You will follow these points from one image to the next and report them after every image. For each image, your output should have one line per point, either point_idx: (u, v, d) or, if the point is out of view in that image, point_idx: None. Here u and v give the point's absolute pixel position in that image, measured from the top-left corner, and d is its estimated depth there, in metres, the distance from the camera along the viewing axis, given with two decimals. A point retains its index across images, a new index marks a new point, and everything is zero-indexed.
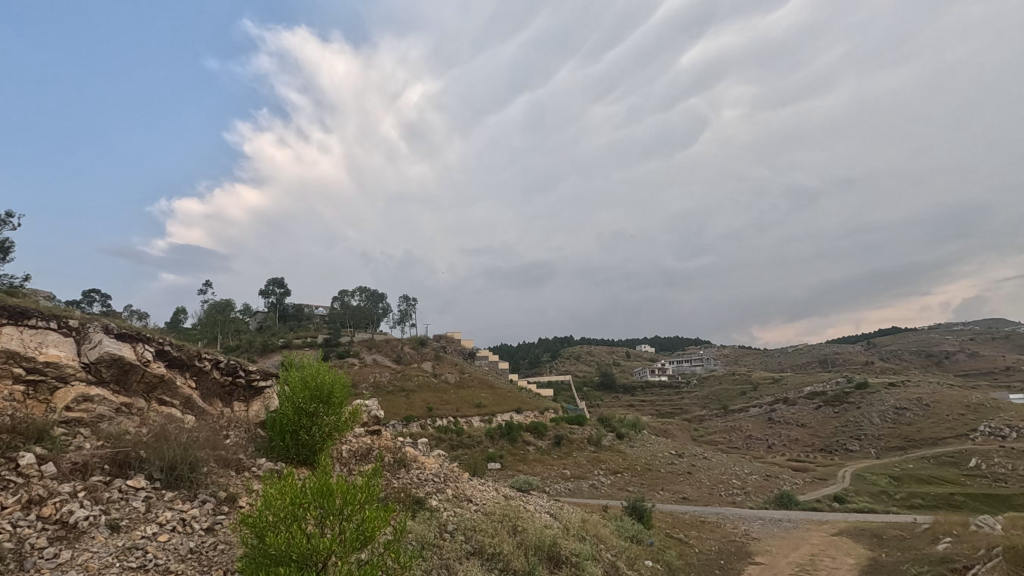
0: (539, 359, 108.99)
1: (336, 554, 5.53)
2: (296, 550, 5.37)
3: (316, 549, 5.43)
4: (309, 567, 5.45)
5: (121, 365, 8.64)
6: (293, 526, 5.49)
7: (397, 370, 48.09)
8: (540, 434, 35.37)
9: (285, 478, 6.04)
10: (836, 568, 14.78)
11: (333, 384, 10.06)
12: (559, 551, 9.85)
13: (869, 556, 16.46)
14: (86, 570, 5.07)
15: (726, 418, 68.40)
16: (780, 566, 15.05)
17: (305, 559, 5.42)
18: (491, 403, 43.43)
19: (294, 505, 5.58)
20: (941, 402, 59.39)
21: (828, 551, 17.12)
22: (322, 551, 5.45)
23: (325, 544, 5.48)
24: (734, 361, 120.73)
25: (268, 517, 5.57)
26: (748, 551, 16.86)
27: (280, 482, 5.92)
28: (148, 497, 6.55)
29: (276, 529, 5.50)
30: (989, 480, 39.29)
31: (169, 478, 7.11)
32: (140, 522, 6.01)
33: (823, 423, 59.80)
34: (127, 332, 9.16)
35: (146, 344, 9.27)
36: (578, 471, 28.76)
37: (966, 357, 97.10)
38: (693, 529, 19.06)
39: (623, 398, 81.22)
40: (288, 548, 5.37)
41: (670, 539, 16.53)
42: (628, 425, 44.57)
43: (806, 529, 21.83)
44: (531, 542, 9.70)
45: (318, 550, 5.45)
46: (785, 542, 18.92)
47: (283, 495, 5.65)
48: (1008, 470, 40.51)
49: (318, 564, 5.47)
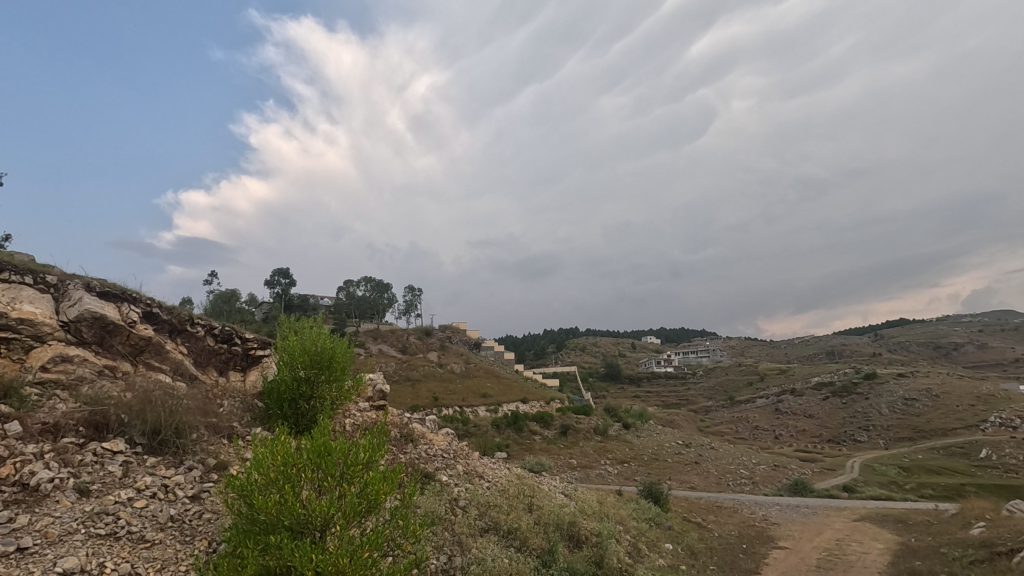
0: (543, 348, 107.98)
1: (338, 520, 4.79)
2: (290, 514, 4.67)
3: (315, 514, 4.70)
4: (305, 536, 4.72)
5: (104, 325, 7.92)
6: (285, 489, 4.76)
7: (403, 360, 47.49)
8: (546, 423, 34.67)
9: (277, 437, 5.32)
10: (865, 552, 13.99)
11: (334, 349, 9.34)
12: (578, 530, 9.18)
13: (897, 541, 15.65)
14: (45, 536, 4.37)
15: (733, 409, 67.57)
16: (805, 551, 14.29)
17: (300, 529, 4.70)
18: (497, 392, 42.83)
19: (287, 465, 4.87)
20: (951, 393, 58.24)
21: (853, 536, 16.39)
22: (319, 517, 4.70)
23: (322, 507, 4.71)
24: (739, 353, 119.32)
25: (257, 478, 4.88)
26: (770, 536, 16.12)
27: (272, 441, 5.23)
28: (127, 462, 5.85)
29: (267, 492, 4.81)
30: (1001, 471, 38.45)
31: (152, 443, 6.44)
32: (115, 487, 5.32)
33: (831, 414, 58.88)
34: (111, 291, 8.49)
35: (132, 304, 8.61)
36: (584, 461, 28.06)
37: (975, 348, 95.13)
38: (710, 514, 18.37)
39: (629, 389, 80.58)
40: (278, 515, 4.67)
41: (687, 523, 15.87)
42: (634, 416, 43.79)
43: (825, 515, 21.08)
44: (548, 519, 9.01)
45: (315, 516, 4.71)
46: (806, 528, 18.14)
47: (273, 454, 4.94)
48: (1020, 461, 39.66)
49: (315, 533, 4.73)
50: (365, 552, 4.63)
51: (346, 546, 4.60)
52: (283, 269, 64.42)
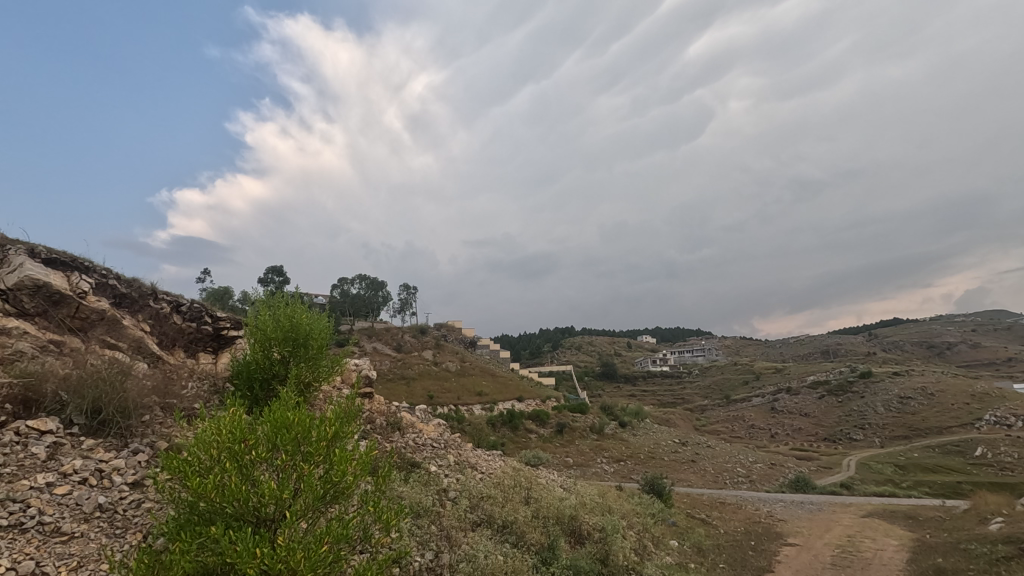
0: (539, 347, 107.24)
1: (294, 508, 3.93)
2: (235, 501, 3.80)
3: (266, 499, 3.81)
4: (254, 526, 3.86)
5: (48, 295, 7.05)
6: (230, 470, 3.91)
7: (397, 359, 46.60)
8: (542, 421, 33.85)
9: (224, 413, 4.50)
10: (880, 549, 13.24)
11: (311, 326, 8.56)
12: (580, 525, 8.38)
13: (911, 537, 14.94)
14: None
15: (729, 407, 66.92)
16: (817, 548, 13.54)
17: (247, 517, 3.85)
18: (493, 391, 41.97)
19: (234, 442, 4.04)
20: (946, 391, 57.79)
21: (865, 533, 15.64)
22: (271, 502, 3.86)
23: (274, 491, 3.85)
24: (735, 352, 118.69)
25: (198, 458, 4.03)
26: (778, 533, 15.35)
27: (218, 416, 4.39)
28: (57, 443, 5.01)
29: (208, 472, 3.97)
30: (996, 469, 37.86)
31: (92, 424, 5.61)
32: (34, 472, 4.50)
33: (827, 411, 58.36)
34: (60, 259, 7.68)
35: (83, 274, 7.78)
36: (581, 459, 27.27)
37: (968, 348, 94.81)
38: (713, 510, 17.59)
39: (625, 388, 79.80)
40: (220, 501, 3.82)
41: (692, 519, 15.11)
42: (630, 414, 43.09)
43: (831, 511, 20.40)
44: (547, 511, 8.22)
45: (265, 502, 3.86)
46: (814, 524, 17.40)
47: (219, 429, 4.12)
48: (1016, 459, 39.07)
49: (267, 523, 3.89)
50: (326, 543, 3.77)
51: (300, 537, 3.74)
52: (277, 269, 63.49)
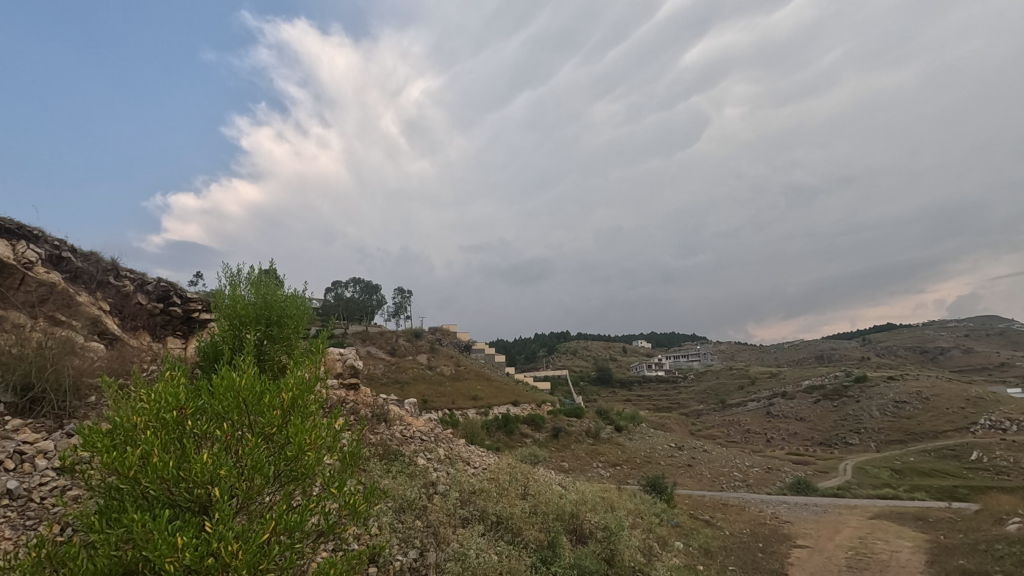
0: (534, 353, 106.34)
1: (234, 488, 3.10)
2: (159, 481, 2.99)
3: (199, 479, 2.98)
4: (180, 512, 3.04)
5: None
6: (149, 442, 3.10)
7: (391, 362, 45.85)
8: (537, 425, 33.00)
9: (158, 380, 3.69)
10: (895, 551, 12.54)
11: (285, 304, 7.85)
12: (581, 523, 7.70)
13: (925, 539, 14.28)
14: None
15: (725, 412, 66.25)
16: (829, 550, 12.83)
17: (169, 500, 3.02)
18: (487, 394, 41.20)
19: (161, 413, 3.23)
20: (941, 395, 57.33)
21: (876, 535, 14.95)
22: (201, 479, 3.01)
23: (209, 466, 3.02)
24: (730, 356, 118.10)
25: (116, 432, 3.22)
26: (786, 535, 14.65)
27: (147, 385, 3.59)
28: None
29: (126, 446, 3.15)
30: (992, 473, 37.30)
31: (21, 403, 4.88)
32: None
33: (823, 415, 57.79)
34: (5, 226, 6.96)
35: (31, 244, 7.07)
36: (576, 464, 26.44)
37: (960, 352, 94.71)
38: (717, 511, 16.83)
39: (621, 392, 79.01)
40: (138, 481, 3.00)
41: (695, 520, 14.36)
42: (626, 418, 42.37)
43: (836, 512, 19.74)
44: (547, 507, 7.50)
45: (193, 480, 3.02)
46: (821, 526, 16.70)
47: (144, 400, 3.31)
48: (1011, 463, 38.57)
49: (194, 507, 3.04)
50: (270, 530, 2.95)
51: (237, 524, 2.91)
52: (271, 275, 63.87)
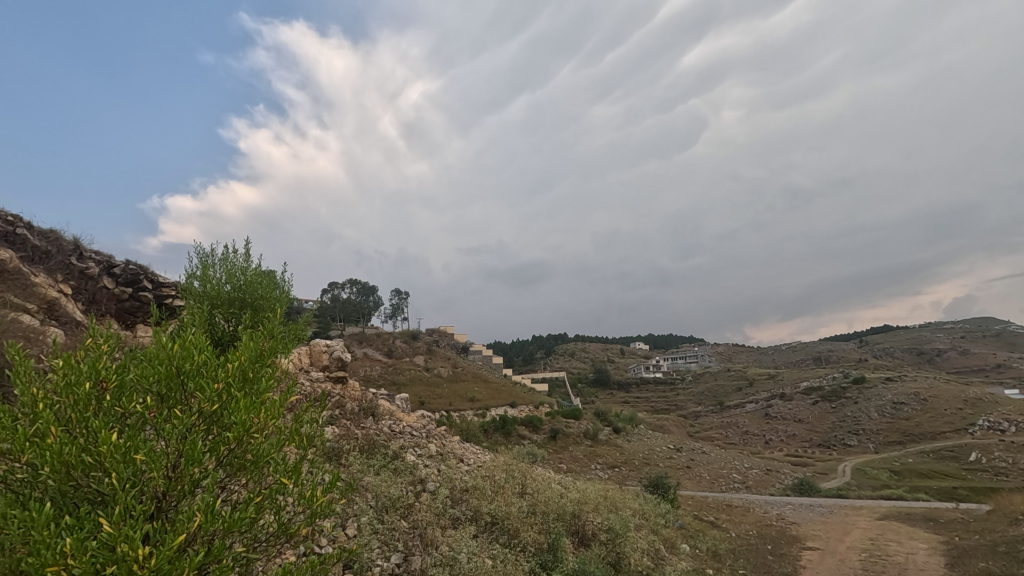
0: (532, 355, 105.65)
1: (157, 477, 2.44)
2: (59, 466, 2.31)
3: (111, 464, 2.33)
4: (87, 506, 2.38)
5: None
6: (51, 417, 2.44)
7: (388, 364, 45.16)
8: (535, 427, 32.36)
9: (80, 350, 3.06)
10: (911, 553, 11.94)
11: (263, 287, 7.26)
12: (583, 524, 7.07)
13: (939, 540, 13.68)
14: None
15: (722, 413, 65.58)
16: (841, 552, 12.24)
17: (70, 492, 2.37)
18: (485, 396, 40.55)
19: (69, 381, 2.58)
20: (940, 396, 56.79)
21: (887, 536, 14.35)
22: (109, 462, 2.34)
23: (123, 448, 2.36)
24: (728, 358, 117.52)
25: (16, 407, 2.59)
26: (794, 537, 14.04)
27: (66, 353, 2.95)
28: None
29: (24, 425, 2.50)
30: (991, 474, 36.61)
31: None
32: None
33: (821, 417, 57.24)
34: None
35: None
36: (575, 466, 25.76)
37: (958, 354, 94.26)
38: (722, 512, 16.21)
39: (619, 394, 78.35)
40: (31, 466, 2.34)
41: (700, 521, 13.78)
42: (624, 420, 41.72)
43: (843, 513, 19.08)
44: (546, 507, 6.90)
45: (103, 463, 2.36)
46: (830, 527, 16.10)
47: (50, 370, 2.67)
48: (1010, 464, 37.83)
49: (103, 500, 2.38)
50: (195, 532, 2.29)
51: (153, 524, 2.25)
52: None
